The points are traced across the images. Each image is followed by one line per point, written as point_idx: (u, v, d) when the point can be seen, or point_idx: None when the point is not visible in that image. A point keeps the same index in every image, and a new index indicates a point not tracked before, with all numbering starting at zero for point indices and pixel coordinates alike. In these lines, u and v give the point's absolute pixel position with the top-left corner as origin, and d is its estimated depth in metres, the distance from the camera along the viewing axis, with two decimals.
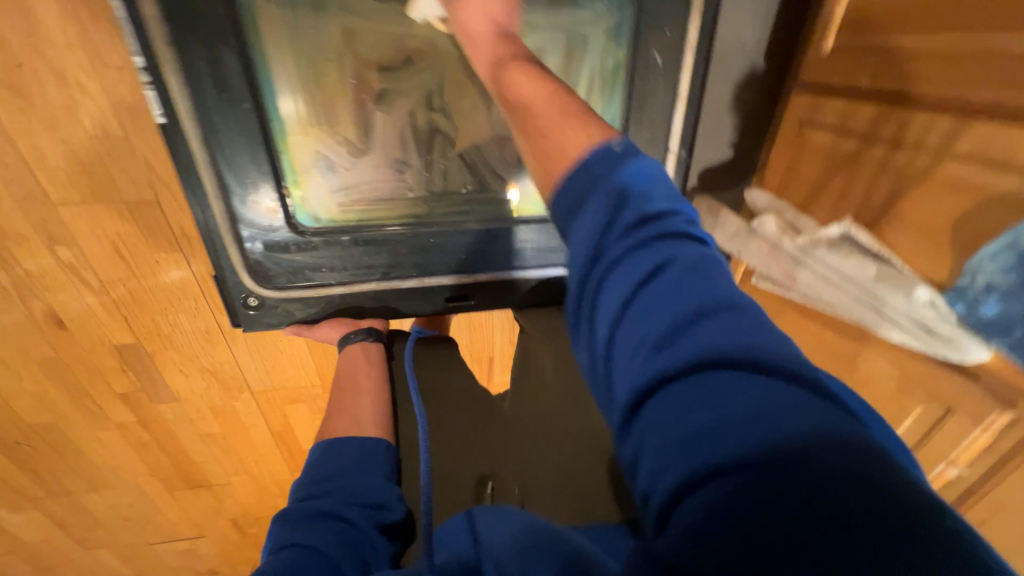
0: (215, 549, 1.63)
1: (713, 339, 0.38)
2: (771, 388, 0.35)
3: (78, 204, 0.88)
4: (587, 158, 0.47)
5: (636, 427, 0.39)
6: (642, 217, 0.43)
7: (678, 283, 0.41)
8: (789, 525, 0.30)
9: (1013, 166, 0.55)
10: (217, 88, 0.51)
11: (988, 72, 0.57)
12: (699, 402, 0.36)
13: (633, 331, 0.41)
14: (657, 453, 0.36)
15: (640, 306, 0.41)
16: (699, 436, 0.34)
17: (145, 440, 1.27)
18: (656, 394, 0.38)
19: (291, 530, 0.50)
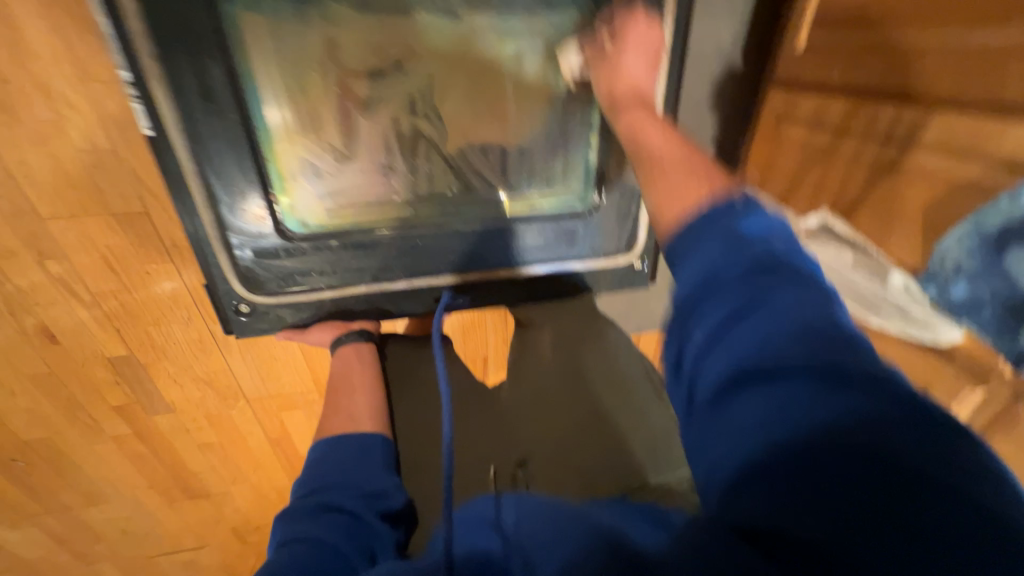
0: (217, 560, 1.63)
1: (817, 371, 0.39)
2: (875, 427, 0.36)
3: (67, 217, 0.89)
4: (708, 210, 0.49)
5: (722, 428, 0.42)
6: (758, 253, 0.45)
7: (778, 314, 0.42)
8: (856, 526, 0.33)
9: (977, 153, 0.57)
10: (204, 100, 0.53)
11: (949, 65, 0.59)
12: (794, 421, 0.38)
13: (728, 350, 0.43)
14: (738, 456, 0.39)
15: (743, 330, 0.43)
16: (773, 446, 0.38)
17: (141, 451, 1.26)
18: (747, 401, 0.40)
19: (296, 526, 0.52)
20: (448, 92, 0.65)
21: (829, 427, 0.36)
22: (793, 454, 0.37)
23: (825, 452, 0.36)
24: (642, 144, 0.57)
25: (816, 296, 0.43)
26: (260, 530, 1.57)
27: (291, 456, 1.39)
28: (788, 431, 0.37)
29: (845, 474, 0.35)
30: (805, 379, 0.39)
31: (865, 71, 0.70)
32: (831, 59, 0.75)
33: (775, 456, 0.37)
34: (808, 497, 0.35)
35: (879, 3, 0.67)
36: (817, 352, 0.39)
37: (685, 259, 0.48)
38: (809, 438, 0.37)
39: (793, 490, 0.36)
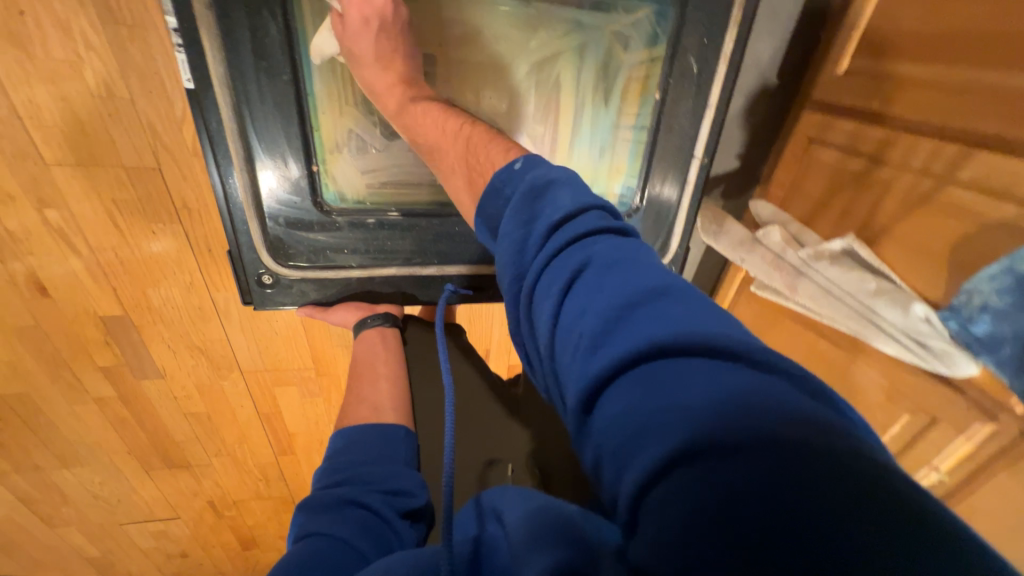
0: (189, 533, 1.58)
1: (652, 326, 0.36)
2: (723, 382, 0.32)
3: (73, 166, 0.84)
4: (495, 179, 0.50)
5: (592, 427, 0.35)
6: (554, 223, 0.44)
7: (604, 275, 0.40)
8: (757, 521, 0.26)
9: (1015, 195, 0.59)
10: (257, 57, 0.50)
11: (994, 106, 0.61)
12: (649, 394, 0.33)
13: (577, 335, 0.38)
14: (613, 456, 0.33)
15: (581, 308, 0.39)
16: (633, 435, 0.32)
17: (124, 416, 1.22)
18: (608, 389, 0.35)
19: (315, 518, 0.52)
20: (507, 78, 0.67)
21: (669, 399, 0.32)
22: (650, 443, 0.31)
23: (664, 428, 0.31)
24: (471, 149, 0.53)
25: (629, 247, 0.43)
26: (238, 505, 1.54)
27: (280, 433, 1.36)
28: (636, 416, 0.32)
29: (704, 452, 0.29)
30: (649, 348, 0.35)
31: (906, 103, 0.71)
32: (873, 88, 0.76)
33: (630, 454, 0.32)
34: (680, 498, 0.28)
35: (928, 38, 0.68)
36: (656, 308, 0.37)
37: (505, 251, 0.47)
38: (656, 415, 0.32)
39: (669, 485, 0.29)
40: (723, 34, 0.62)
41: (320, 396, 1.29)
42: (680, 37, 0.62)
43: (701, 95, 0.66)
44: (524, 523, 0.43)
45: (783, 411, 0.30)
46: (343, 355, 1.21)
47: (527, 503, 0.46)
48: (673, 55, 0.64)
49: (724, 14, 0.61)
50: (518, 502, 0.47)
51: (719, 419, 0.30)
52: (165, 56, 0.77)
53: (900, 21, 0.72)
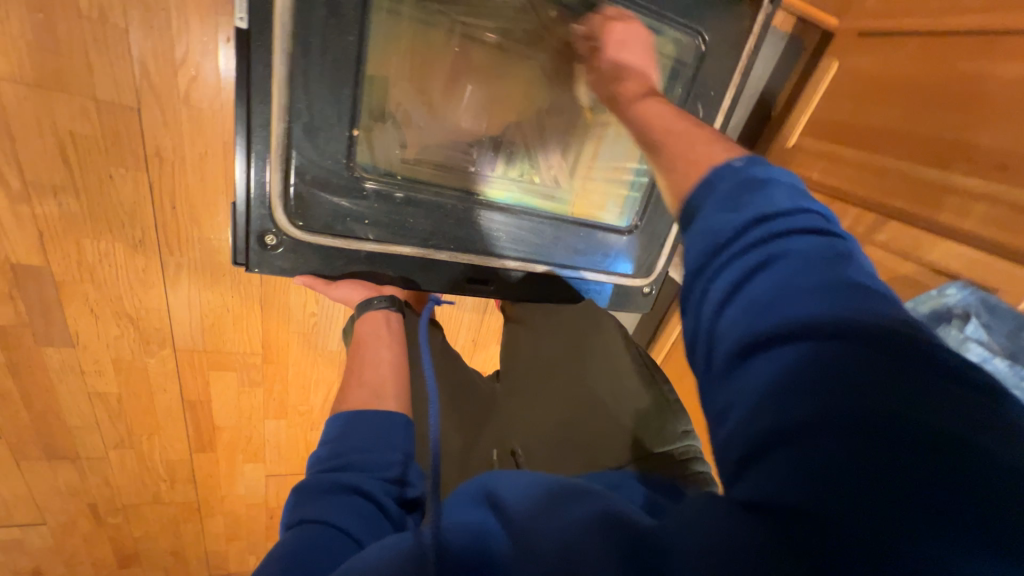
0: (50, 545, 1.30)
1: (839, 320, 0.36)
2: (905, 380, 0.33)
3: (31, 86, 0.74)
4: (708, 174, 0.48)
5: (734, 380, 0.38)
6: (763, 212, 0.43)
7: (796, 269, 0.40)
8: (876, 484, 0.30)
9: (915, 256, 0.77)
10: (328, 13, 0.51)
11: (902, 188, 0.79)
12: (816, 370, 0.34)
13: (740, 306, 0.40)
14: (755, 407, 0.35)
15: (753, 285, 0.41)
16: (796, 394, 0.34)
17: (7, 389, 1.02)
18: (766, 354, 0.37)
19: (309, 505, 0.46)
20: (548, 89, 0.73)
21: (868, 387, 0.33)
22: (830, 416, 0.32)
23: (859, 410, 0.32)
24: (646, 125, 0.56)
25: (837, 252, 0.41)
26: (127, 511, 1.31)
27: (202, 425, 1.21)
28: (819, 382, 0.34)
29: (882, 438, 0.31)
30: (831, 330, 0.35)
31: (837, 175, 0.89)
32: (813, 161, 0.93)
33: (788, 407, 0.34)
34: (832, 448, 0.31)
35: (857, 130, 0.86)
36: (851, 308, 0.36)
37: (695, 224, 0.46)
38: (841, 390, 0.33)
39: (826, 438, 0.32)
40: (724, 91, 0.73)
41: (261, 385, 1.18)
42: (694, 87, 0.72)
43: None
44: (532, 503, 0.41)
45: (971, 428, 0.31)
46: (299, 342, 1.13)
47: (529, 486, 0.43)
48: (685, 99, 0.72)
49: (727, 75, 0.72)
50: (519, 487, 0.44)
51: (895, 400, 0.32)
52: None
53: (839, 112, 0.89)
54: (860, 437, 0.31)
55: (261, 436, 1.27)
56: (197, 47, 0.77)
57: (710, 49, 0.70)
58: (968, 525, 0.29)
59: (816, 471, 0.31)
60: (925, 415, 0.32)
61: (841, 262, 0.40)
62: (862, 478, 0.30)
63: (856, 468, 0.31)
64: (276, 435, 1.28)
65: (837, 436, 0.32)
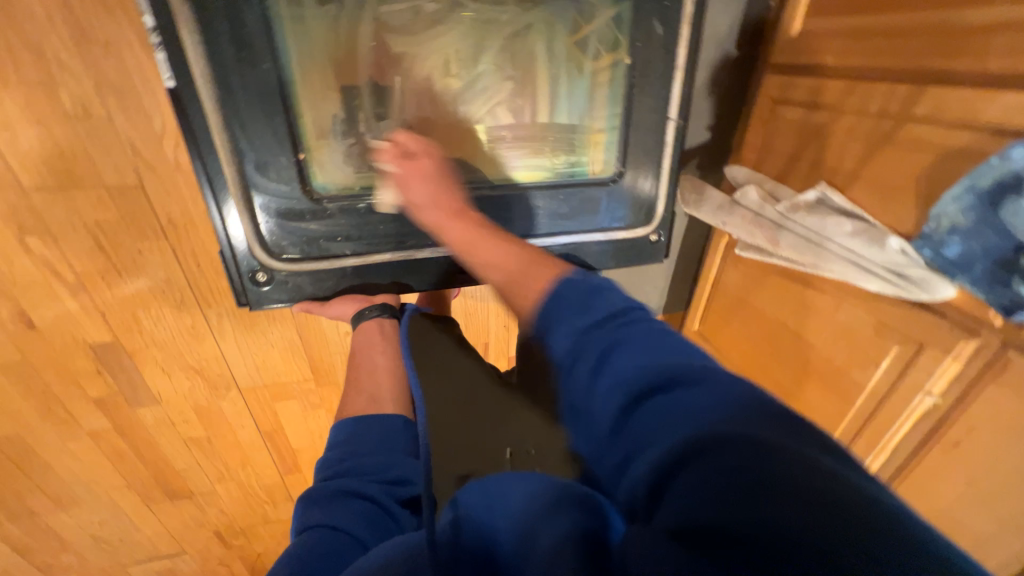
0: (196, 568, 1.53)
1: (684, 381, 0.40)
2: (735, 420, 0.36)
3: (53, 190, 0.84)
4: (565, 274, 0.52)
5: (625, 440, 0.41)
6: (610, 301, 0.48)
7: (650, 343, 0.45)
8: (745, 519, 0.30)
9: (967, 122, 0.63)
10: (236, 48, 0.52)
11: (936, 45, 0.65)
12: (678, 419, 0.38)
13: (615, 375, 0.44)
14: (643, 466, 0.38)
15: (617, 354, 0.44)
16: (665, 440, 0.38)
17: (122, 448, 1.19)
18: (648, 407, 0.40)
19: (319, 511, 0.51)
20: (487, 51, 0.66)
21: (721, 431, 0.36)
22: (659, 436, 0.38)
23: (712, 456, 0.34)
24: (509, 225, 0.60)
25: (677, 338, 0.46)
26: (246, 533, 1.49)
27: (283, 451, 1.33)
28: (686, 438, 0.37)
29: (742, 470, 0.33)
30: (682, 389, 0.40)
31: (855, 53, 0.76)
32: (824, 44, 0.81)
33: (664, 454, 0.37)
34: (709, 500, 0.32)
35: None
36: (693, 373, 0.41)
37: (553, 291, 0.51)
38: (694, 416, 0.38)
39: (698, 488, 0.33)
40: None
41: (322, 407, 1.27)
42: (643, 2, 0.62)
43: (668, 57, 0.66)
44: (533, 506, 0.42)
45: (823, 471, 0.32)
46: (341, 362, 1.20)
47: (524, 488, 0.44)
48: (636, 19, 0.63)
49: None
50: (517, 490, 0.45)
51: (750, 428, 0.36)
52: (141, 73, 0.78)
53: None
54: (737, 485, 0.32)
55: None
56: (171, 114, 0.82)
57: None
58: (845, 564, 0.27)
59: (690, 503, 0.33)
60: (770, 456, 0.33)
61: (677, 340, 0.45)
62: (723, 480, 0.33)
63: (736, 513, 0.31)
64: None
65: (707, 475, 0.34)
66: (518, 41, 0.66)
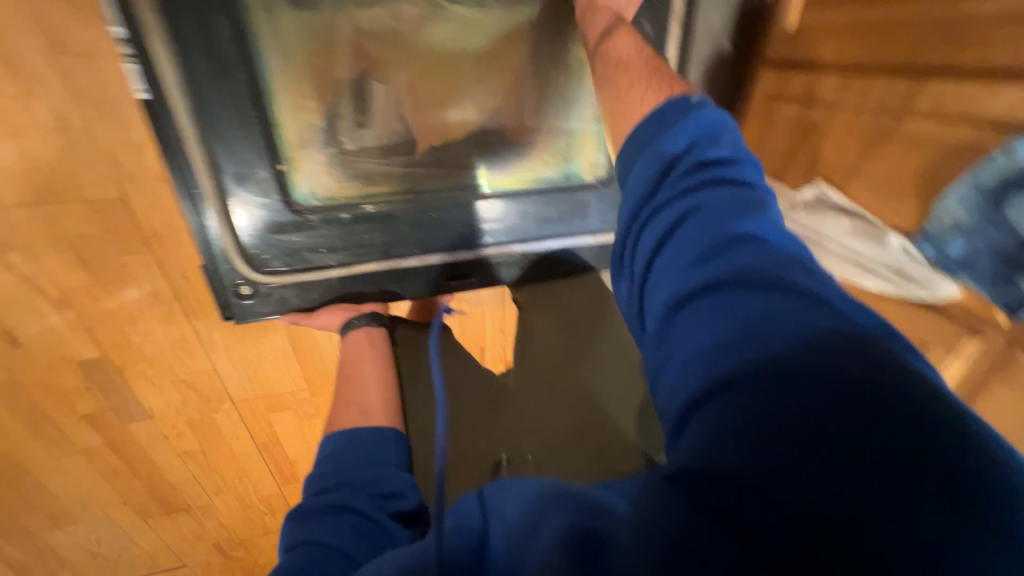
0: None
1: (746, 261, 0.42)
2: (788, 309, 0.38)
3: (33, 204, 0.82)
4: (660, 108, 0.53)
5: (672, 328, 0.43)
6: (702, 161, 0.48)
7: (701, 228, 0.45)
8: (790, 434, 0.33)
9: (969, 115, 0.60)
10: (208, 58, 0.51)
11: (940, 38, 0.63)
12: (730, 314, 0.40)
13: (673, 265, 0.45)
14: (683, 365, 0.41)
15: (677, 239, 0.46)
16: (721, 341, 0.39)
17: (115, 464, 1.17)
18: (699, 298, 0.42)
19: (305, 528, 0.48)
20: (469, 55, 0.64)
21: (785, 329, 0.37)
22: (702, 327, 0.41)
23: (778, 363, 0.36)
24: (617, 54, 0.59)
25: (739, 203, 0.46)
26: (245, 544, 1.48)
27: (280, 461, 1.32)
28: (743, 338, 0.38)
29: (796, 382, 0.35)
30: (736, 276, 0.42)
31: (853, 47, 0.74)
32: (824, 38, 0.79)
33: (717, 350, 0.39)
34: (751, 400, 0.35)
35: None
36: (748, 253, 0.43)
37: (647, 156, 0.51)
38: (773, 337, 0.37)
39: (743, 395, 0.36)
40: None
41: (318, 416, 1.25)
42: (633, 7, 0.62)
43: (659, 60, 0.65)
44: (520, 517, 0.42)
45: (885, 380, 0.35)
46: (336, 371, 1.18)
47: (522, 495, 0.44)
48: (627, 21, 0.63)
49: None
50: (511, 498, 0.45)
51: (833, 344, 0.36)
52: (120, 83, 0.76)
53: None
54: (784, 387, 0.35)
55: None
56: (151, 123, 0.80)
57: None
58: (880, 504, 0.31)
59: (752, 413, 0.35)
60: (833, 372, 0.35)
61: (737, 212, 0.45)
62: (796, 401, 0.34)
63: (788, 416, 0.34)
64: None
65: (759, 374, 0.36)
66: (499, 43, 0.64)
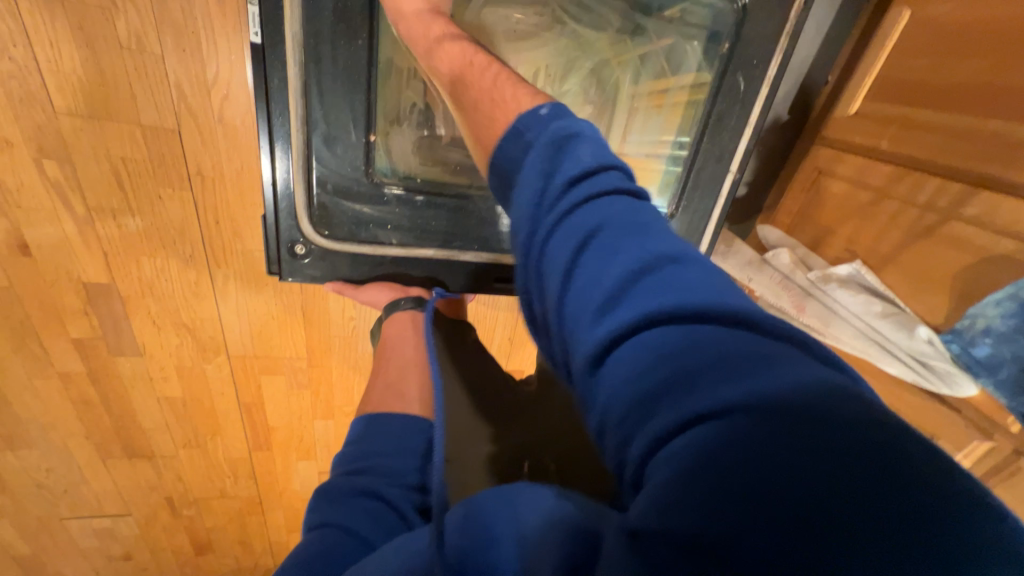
0: (138, 533, 1.44)
1: (663, 289, 0.35)
2: (705, 345, 0.31)
3: (85, 117, 0.80)
4: (516, 124, 0.46)
5: (596, 383, 0.34)
6: (570, 179, 0.41)
7: (607, 251, 0.38)
8: (749, 523, 0.24)
9: (1015, 233, 0.66)
10: (336, 19, 0.51)
11: (1002, 154, 0.68)
12: (654, 357, 0.32)
13: (582, 300, 0.37)
14: (618, 427, 0.32)
15: (583, 269, 0.38)
16: (645, 397, 0.31)
17: (89, 396, 1.12)
18: (620, 344, 0.34)
19: (329, 508, 0.48)
20: (571, 73, 0.69)
21: (711, 375, 0.30)
22: (624, 385, 0.32)
23: (708, 426, 0.28)
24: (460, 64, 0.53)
25: (641, 221, 0.40)
26: (198, 504, 1.42)
27: (258, 426, 1.28)
28: (666, 392, 0.30)
29: (744, 445, 0.26)
30: (654, 310, 0.34)
31: (912, 143, 0.78)
32: (885, 128, 0.82)
33: (642, 416, 0.31)
34: (693, 482, 0.26)
35: (942, 88, 0.74)
36: (663, 278, 0.35)
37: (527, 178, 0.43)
38: (694, 381, 0.30)
39: (680, 462, 0.27)
40: (772, 56, 0.63)
41: (309, 388, 1.23)
42: (735, 54, 0.62)
43: (743, 113, 0.66)
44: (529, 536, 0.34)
45: (828, 417, 0.27)
46: (339, 347, 1.16)
47: (539, 512, 0.35)
48: (725, 71, 0.64)
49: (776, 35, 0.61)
50: (530, 511, 0.36)
51: (756, 375, 0.29)
52: (206, 17, 0.75)
53: (911, 68, 0.79)
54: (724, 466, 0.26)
55: (311, 435, 1.33)
56: (226, 63, 0.79)
57: (751, 12, 0.60)
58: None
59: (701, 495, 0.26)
60: (766, 415, 0.27)
61: (637, 230, 0.39)
62: (723, 449, 0.27)
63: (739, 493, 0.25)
64: (325, 434, 1.33)
65: (695, 435, 0.28)
66: (598, 69, 0.69)
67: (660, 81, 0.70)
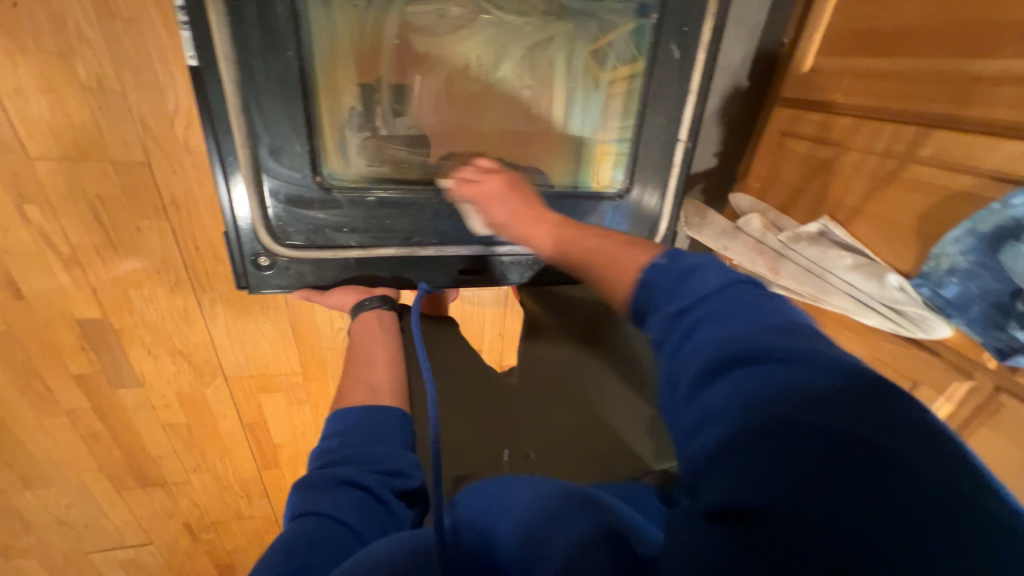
0: (162, 561, 1.48)
1: (775, 345, 0.37)
2: (813, 397, 0.33)
3: (58, 159, 0.83)
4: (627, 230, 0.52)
5: (694, 403, 0.38)
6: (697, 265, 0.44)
7: (726, 310, 0.41)
8: (805, 514, 0.29)
9: (973, 167, 0.64)
10: (262, 34, 0.53)
11: (950, 90, 0.67)
12: (756, 395, 0.35)
13: (698, 340, 0.40)
14: (701, 435, 0.36)
15: (704, 318, 0.41)
16: (737, 417, 0.35)
17: (97, 430, 1.16)
18: (721, 379, 0.37)
19: (308, 499, 0.49)
20: (507, 62, 0.70)
21: (810, 419, 0.32)
22: (717, 408, 0.36)
23: (796, 446, 0.31)
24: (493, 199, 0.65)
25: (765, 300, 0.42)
26: (216, 527, 1.45)
27: (263, 444, 1.30)
28: (760, 418, 0.33)
29: (818, 470, 0.30)
30: (764, 359, 0.36)
31: (864, 93, 0.78)
32: (838, 81, 0.82)
33: (730, 438, 0.34)
34: (765, 484, 0.31)
35: (888, 33, 0.74)
36: (776, 340, 0.37)
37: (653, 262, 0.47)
38: (803, 421, 0.32)
39: (753, 470, 0.31)
40: (701, 22, 0.64)
41: (307, 402, 1.25)
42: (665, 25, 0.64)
43: (682, 83, 0.67)
44: (525, 525, 0.40)
45: (914, 482, 0.29)
46: (332, 358, 1.18)
47: (534, 499, 0.42)
48: (656, 43, 0.65)
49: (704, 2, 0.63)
50: (524, 498, 0.43)
51: (862, 433, 0.31)
52: (160, 50, 0.78)
53: (857, 18, 0.79)
54: (803, 482, 0.30)
55: None
56: (184, 93, 0.82)
57: None
58: None
59: (762, 486, 0.31)
60: (848, 462, 0.30)
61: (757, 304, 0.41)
62: (806, 469, 0.30)
63: (798, 499, 0.30)
64: None
65: (774, 454, 0.31)
66: (534, 54, 0.70)
67: (594, 61, 0.69)
